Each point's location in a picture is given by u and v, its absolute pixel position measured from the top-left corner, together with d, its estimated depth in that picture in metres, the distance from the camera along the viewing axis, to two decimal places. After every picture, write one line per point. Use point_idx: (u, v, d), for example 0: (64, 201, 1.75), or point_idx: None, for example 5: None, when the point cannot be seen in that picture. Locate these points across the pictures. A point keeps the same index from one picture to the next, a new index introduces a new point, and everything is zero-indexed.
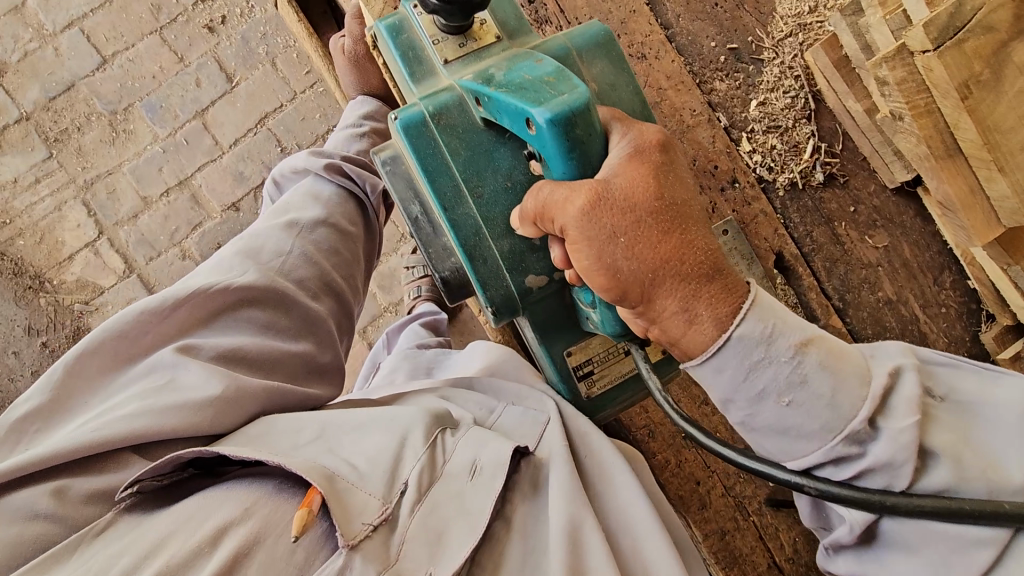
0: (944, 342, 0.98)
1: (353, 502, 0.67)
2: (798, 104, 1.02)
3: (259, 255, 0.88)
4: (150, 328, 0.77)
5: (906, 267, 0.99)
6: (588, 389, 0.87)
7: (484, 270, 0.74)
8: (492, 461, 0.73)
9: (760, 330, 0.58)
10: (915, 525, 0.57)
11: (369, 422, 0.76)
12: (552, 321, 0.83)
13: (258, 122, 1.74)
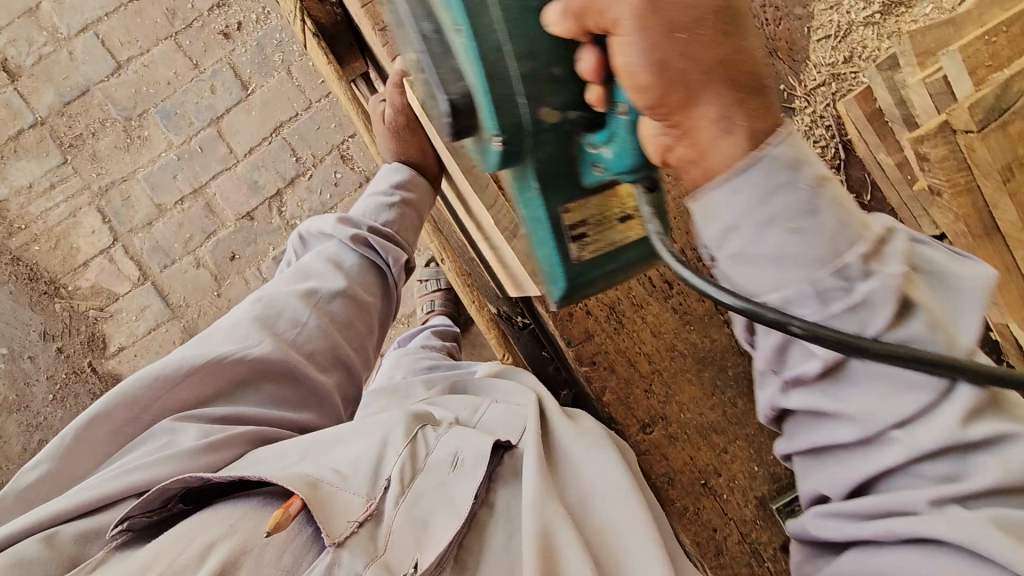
0: None
1: (334, 503, 0.62)
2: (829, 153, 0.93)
3: (275, 324, 0.78)
4: (167, 396, 0.72)
5: None
6: (581, 252, 0.58)
7: (445, 67, 0.53)
8: (475, 451, 0.69)
9: (787, 157, 0.41)
10: (888, 372, 0.42)
11: (348, 433, 0.71)
12: (547, 167, 0.55)
13: (274, 130, 1.73)
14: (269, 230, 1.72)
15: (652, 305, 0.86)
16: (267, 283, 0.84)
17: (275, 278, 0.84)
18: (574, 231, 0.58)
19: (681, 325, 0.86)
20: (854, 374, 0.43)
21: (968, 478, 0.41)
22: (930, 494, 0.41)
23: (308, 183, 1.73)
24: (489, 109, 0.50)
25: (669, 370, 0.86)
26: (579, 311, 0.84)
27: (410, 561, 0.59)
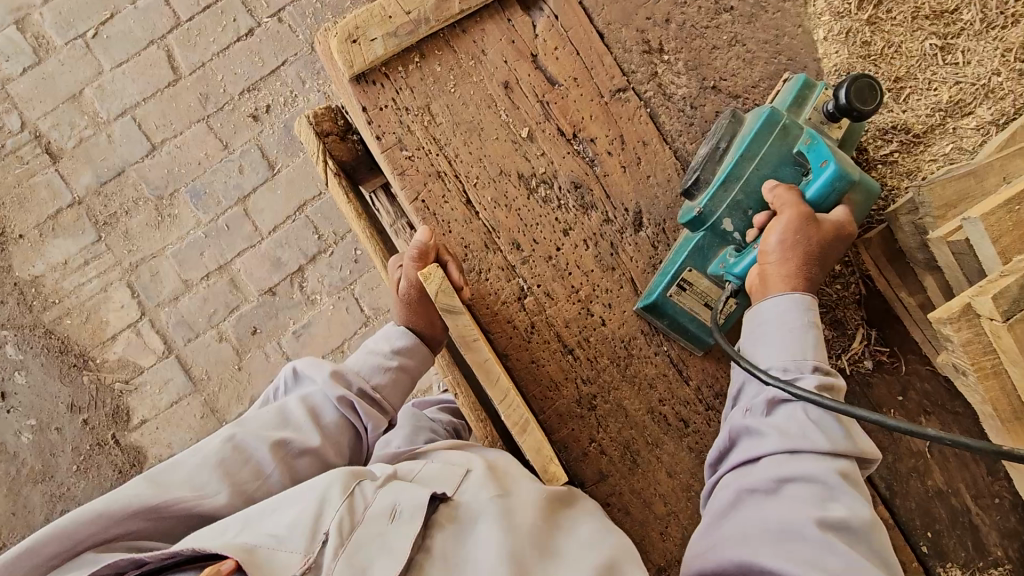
0: (996, 535, 0.88)
1: (271, 564, 0.60)
2: (851, 289, 0.86)
3: (237, 475, 0.70)
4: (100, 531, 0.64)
5: (957, 455, 0.88)
6: (675, 292, 0.79)
7: (727, 194, 0.74)
8: (413, 502, 0.67)
9: (800, 303, 0.68)
10: (801, 425, 0.63)
11: (289, 488, 0.69)
12: (698, 249, 0.77)
13: (298, 209, 1.78)
14: (290, 305, 1.76)
15: (668, 443, 0.84)
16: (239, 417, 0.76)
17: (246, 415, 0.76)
18: (682, 281, 0.79)
19: (697, 464, 0.84)
20: (787, 414, 0.65)
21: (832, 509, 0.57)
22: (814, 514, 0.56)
23: (330, 261, 1.77)
24: (709, 196, 0.75)
25: (686, 511, 0.84)
26: (593, 451, 0.83)
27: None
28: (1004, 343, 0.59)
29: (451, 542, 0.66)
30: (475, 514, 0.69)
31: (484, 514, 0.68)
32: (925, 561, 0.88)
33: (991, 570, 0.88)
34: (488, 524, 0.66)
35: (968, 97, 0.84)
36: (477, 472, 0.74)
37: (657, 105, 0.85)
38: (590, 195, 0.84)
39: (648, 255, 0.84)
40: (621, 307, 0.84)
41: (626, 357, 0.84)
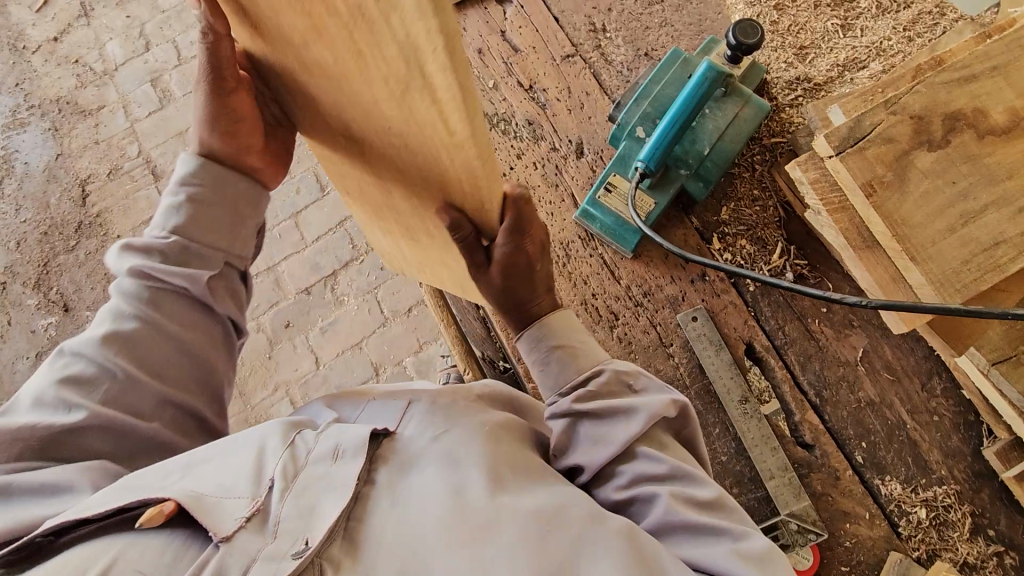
0: (939, 454, 0.86)
1: (215, 508, 0.55)
2: (768, 211, 0.97)
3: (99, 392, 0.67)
4: (14, 437, 0.62)
5: (889, 369, 0.90)
6: (604, 193, 0.95)
7: (639, 106, 0.93)
8: (356, 439, 0.62)
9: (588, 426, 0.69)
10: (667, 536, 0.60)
11: (217, 446, 0.64)
12: (620, 155, 0.94)
13: (339, 223, 2.06)
14: (321, 303, 1.98)
15: (599, 332, 0.94)
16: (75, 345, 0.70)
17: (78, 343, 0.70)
18: (609, 184, 0.95)
19: (625, 353, 0.93)
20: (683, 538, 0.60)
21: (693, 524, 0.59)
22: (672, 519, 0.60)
23: (360, 267, 2.01)
24: (625, 110, 0.94)
25: None
26: None
27: (299, 541, 0.53)
28: (842, 177, 0.69)
29: (396, 472, 0.61)
30: (419, 453, 0.63)
31: (428, 455, 0.63)
32: (861, 472, 0.87)
33: (935, 489, 0.85)
34: (429, 471, 0.60)
35: (862, 56, 0.99)
36: (415, 412, 0.71)
37: (600, 67, 1.06)
38: (541, 130, 1.04)
39: (588, 177, 1.01)
40: (561, 216, 0.99)
41: (564, 257, 0.97)
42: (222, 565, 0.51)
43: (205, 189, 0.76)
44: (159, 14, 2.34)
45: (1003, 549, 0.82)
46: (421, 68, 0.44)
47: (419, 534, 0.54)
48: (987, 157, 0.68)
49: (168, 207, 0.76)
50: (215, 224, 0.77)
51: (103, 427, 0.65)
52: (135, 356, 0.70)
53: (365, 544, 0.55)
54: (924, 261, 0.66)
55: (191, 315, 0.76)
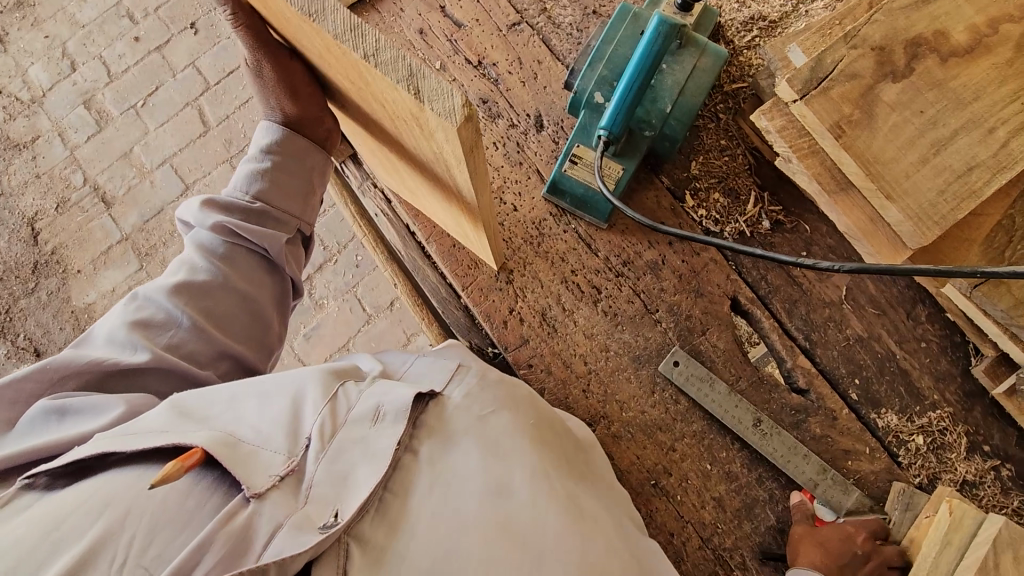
0: (930, 379, 0.87)
1: (250, 459, 0.55)
2: (737, 160, 0.95)
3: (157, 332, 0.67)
4: (86, 367, 0.63)
5: (873, 304, 0.90)
6: (570, 166, 0.92)
7: (594, 68, 0.89)
8: (398, 403, 0.61)
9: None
10: None
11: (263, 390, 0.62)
12: (581, 124, 0.90)
13: None
14: (301, 310, 1.93)
15: (583, 308, 0.92)
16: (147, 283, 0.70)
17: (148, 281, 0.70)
18: (574, 155, 0.91)
19: (613, 325, 0.91)
20: None
21: None
22: None
23: (334, 268, 1.96)
24: (580, 75, 0.90)
25: (605, 370, 0.90)
26: (513, 318, 0.92)
27: (329, 512, 0.53)
28: (810, 121, 0.67)
29: (439, 446, 0.61)
30: (464, 431, 0.63)
31: (473, 434, 0.63)
32: (857, 409, 0.87)
33: (929, 415, 0.86)
34: (471, 454, 0.61)
35: None
36: (464, 371, 0.71)
37: (548, 32, 1.02)
38: (497, 107, 0.99)
39: (552, 150, 0.98)
40: (529, 193, 0.96)
41: (538, 236, 0.94)
42: (249, 526, 0.51)
43: (280, 162, 0.76)
44: (79, 30, 2.20)
45: (999, 462, 0.84)
46: (448, 175, 0.61)
47: (453, 526, 0.55)
48: (953, 80, 0.66)
49: (245, 173, 0.76)
50: (285, 193, 0.77)
51: (166, 369, 0.65)
52: (209, 309, 0.71)
53: (404, 522, 0.55)
54: (900, 197, 0.65)
55: (259, 275, 0.76)
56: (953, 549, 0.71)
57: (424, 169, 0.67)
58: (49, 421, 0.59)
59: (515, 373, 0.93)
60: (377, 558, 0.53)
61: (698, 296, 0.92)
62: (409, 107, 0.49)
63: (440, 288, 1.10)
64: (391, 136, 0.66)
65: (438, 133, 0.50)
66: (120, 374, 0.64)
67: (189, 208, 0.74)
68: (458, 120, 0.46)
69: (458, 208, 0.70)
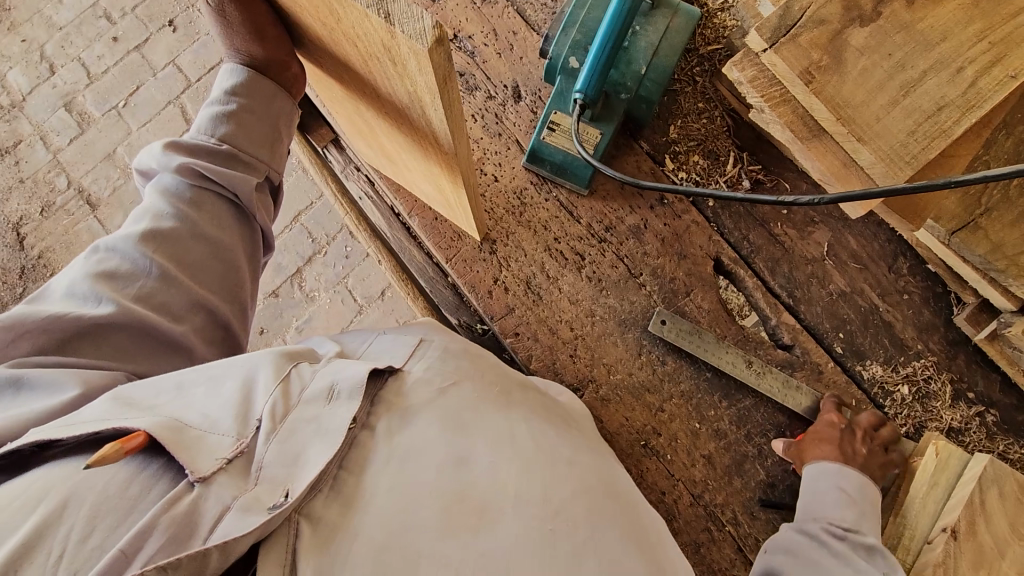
0: (913, 330, 0.88)
1: (192, 443, 0.48)
2: (715, 121, 0.95)
3: (122, 282, 0.59)
4: (38, 325, 0.55)
5: (855, 258, 0.90)
6: (547, 133, 0.92)
7: (567, 35, 0.89)
8: (354, 379, 0.54)
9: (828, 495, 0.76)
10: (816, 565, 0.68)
11: (217, 370, 0.55)
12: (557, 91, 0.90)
13: (293, 219, 1.99)
14: (292, 303, 1.93)
15: (568, 275, 0.92)
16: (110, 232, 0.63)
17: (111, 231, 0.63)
18: (551, 122, 0.91)
19: (598, 290, 0.91)
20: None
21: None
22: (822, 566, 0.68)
23: (324, 260, 1.95)
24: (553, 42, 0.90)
25: (592, 335, 0.90)
26: (498, 288, 0.92)
27: (279, 493, 0.47)
28: (780, 70, 0.68)
29: (398, 420, 0.56)
30: (424, 404, 0.58)
31: (434, 408, 0.57)
32: (842, 362, 0.88)
33: (914, 364, 0.87)
34: (432, 428, 0.55)
35: None
36: (427, 348, 0.67)
37: (523, 3, 1.01)
38: (474, 80, 0.99)
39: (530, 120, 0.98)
40: (509, 164, 0.96)
41: (520, 205, 0.95)
42: (194, 510, 0.44)
43: (246, 104, 0.69)
44: (57, 32, 2.18)
45: (984, 409, 0.85)
46: (423, 117, 0.60)
47: (409, 503, 0.50)
48: (920, 22, 0.66)
49: (208, 116, 0.68)
50: (250, 137, 0.70)
51: (133, 325, 0.57)
52: (177, 257, 0.62)
53: (359, 499, 0.50)
54: (871, 139, 0.65)
55: (229, 220, 0.67)
56: (941, 489, 0.73)
57: (399, 115, 0.66)
58: (1, 395, 0.51)
59: (502, 342, 0.93)
60: (331, 540, 0.47)
61: (681, 259, 0.92)
62: (379, 35, 0.48)
63: (426, 266, 1.10)
64: (363, 82, 0.65)
65: (411, 63, 0.49)
66: (79, 333, 0.56)
67: (151, 153, 0.66)
68: (429, 42, 0.45)
69: (435, 160, 0.70)
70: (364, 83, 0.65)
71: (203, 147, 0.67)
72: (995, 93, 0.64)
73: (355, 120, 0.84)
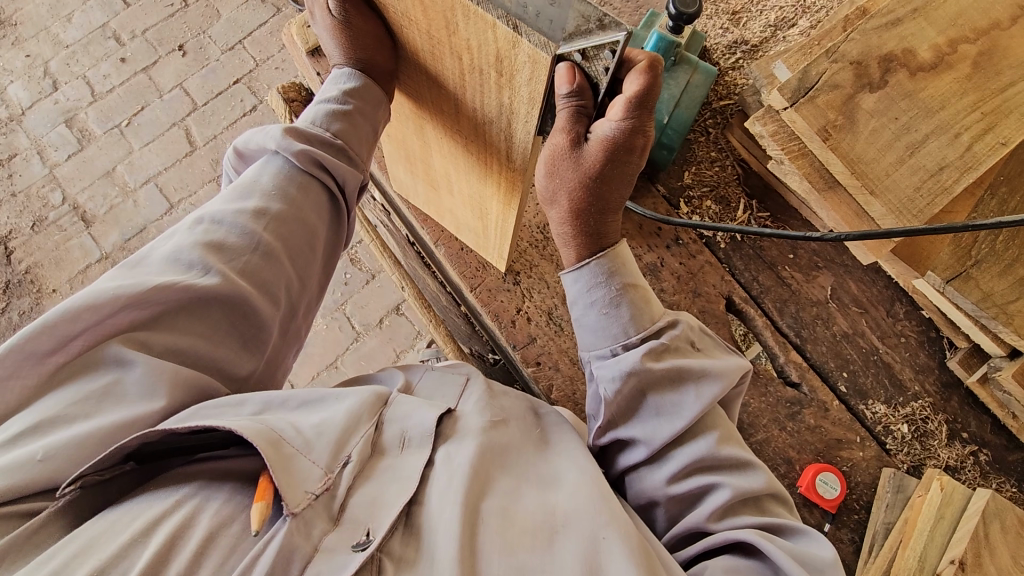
0: (911, 371, 0.93)
1: (292, 466, 0.52)
2: (728, 170, 1.01)
3: (225, 251, 0.63)
4: (145, 296, 0.57)
5: (855, 303, 0.96)
6: None
7: None
8: (424, 427, 0.62)
9: (594, 274, 0.68)
10: (648, 466, 0.63)
11: (312, 397, 0.61)
12: None
13: None
14: None
15: None
16: (207, 204, 0.68)
17: (213, 199, 0.68)
18: None
19: None
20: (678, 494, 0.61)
21: (685, 480, 0.61)
22: (667, 477, 0.61)
23: None
24: None
25: None
26: (520, 317, 0.95)
27: (361, 532, 0.52)
28: (799, 126, 0.74)
29: (453, 447, 0.60)
30: (478, 433, 0.62)
31: (486, 439, 0.62)
32: (847, 401, 0.92)
33: (913, 405, 0.91)
34: (495, 465, 0.60)
35: (790, 15, 1.04)
36: (475, 385, 0.71)
37: None
38: None
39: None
40: (532, 200, 1.01)
41: (543, 240, 0.99)
42: (289, 548, 0.48)
43: (358, 107, 0.74)
44: (64, 49, 2.19)
45: (977, 448, 0.90)
46: (505, 131, 0.66)
47: (479, 525, 0.54)
48: (921, 91, 0.74)
49: (322, 112, 0.75)
50: (357, 137, 0.75)
51: (231, 298, 0.61)
52: (280, 236, 0.67)
53: (427, 533, 0.54)
54: (882, 193, 0.72)
55: (317, 207, 0.72)
56: (947, 521, 0.79)
57: (472, 130, 0.71)
58: (108, 376, 0.55)
59: (522, 371, 0.95)
60: (410, 567, 0.51)
61: (695, 296, 0.97)
62: (497, 46, 0.54)
63: (441, 295, 1.12)
64: (445, 101, 0.71)
65: (521, 74, 0.56)
66: (177, 303, 0.59)
67: (269, 135, 0.71)
68: (553, 56, 0.51)
69: (495, 178, 0.76)
70: (449, 101, 0.70)
71: (318, 138, 0.73)
72: (989, 157, 0.72)
73: (410, 142, 0.89)
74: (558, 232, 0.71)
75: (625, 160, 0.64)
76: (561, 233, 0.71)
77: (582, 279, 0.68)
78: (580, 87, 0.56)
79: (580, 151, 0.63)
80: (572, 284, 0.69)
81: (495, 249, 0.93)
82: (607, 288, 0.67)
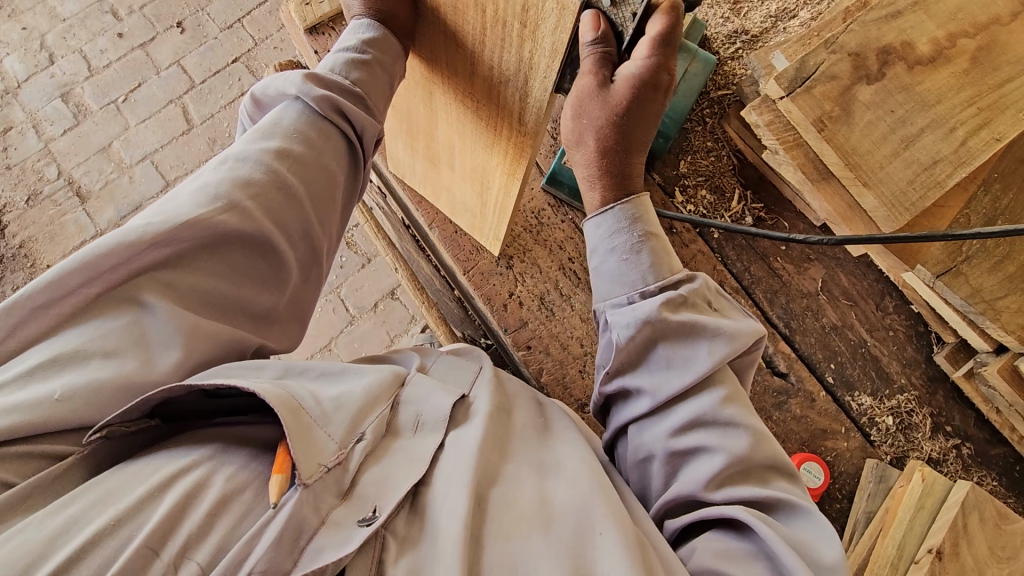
0: (898, 364, 0.94)
1: (311, 438, 0.53)
2: (724, 160, 1.01)
3: (248, 189, 0.62)
4: (166, 236, 0.57)
5: (846, 295, 0.97)
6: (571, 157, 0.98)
7: None
8: (438, 411, 0.63)
9: (615, 220, 0.68)
10: (652, 422, 0.63)
11: (331, 369, 0.62)
12: None
13: None
14: None
15: (580, 294, 0.96)
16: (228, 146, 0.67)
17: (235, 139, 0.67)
18: None
19: None
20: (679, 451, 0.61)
21: (687, 438, 0.61)
22: (666, 435, 0.62)
23: None
24: None
25: None
26: (513, 301, 0.96)
27: (367, 509, 0.53)
28: (795, 116, 0.74)
29: (461, 432, 0.62)
30: (487, 418, 0.63)
31: (492, 423, 0.63)
32: (833, 392, 0.93)
33: (899, 398, 0.92)
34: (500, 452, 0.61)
35: (791, 6, 1.03)
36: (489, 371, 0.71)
37: None
38: None
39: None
40: (528, 184, 1.01)
41: (537, 225, 0.99)
42: (299, 521, 0.49)
43: (378, 57, 0.73)
44: (60, 23, 2.17)
45: (960, 442, 0.91)
46: (520, 90, 0.67)
47: (478, 510, 0.55)
48: (918, 85, 0.74)
49: (341, 60, 0.74)
50: (376, 88, 0.74)
51: (252, 236, 0.61)
52: (301, 176, 0.66)
53: (430, 513, 0.55)
54: (875, 185, 0.72)
55: (337, 157, 0.71)
56: (927, 512, 0.81)
57: (485, 94, 0.72)
58: (126, 318, 0.55)
59: (512, 355, 0.96)
60: (412, 547, 0.53)
61: None
62: None
63: (435, 278, 1.12)
64: (461, 58, 0.71)
65: (547, 23, 0.58)
66: (197, 243, 0.59)
67: (289, 80, 0.70)
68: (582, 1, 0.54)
69: (503, 145, 0.76)
70: (466, 59, 0.70)
71: (335, 86, 0.72)
72: (983, 152, 0.73)
73: (417, 109, 0.88)
74: (585, 172, 0.71)
75: (649, 100, 0.66)
76: (586, 179, 0.71)
77: (602, 229, 0.69)
78: (606, 34, 0.61)
79: (607, 93, 0.64)
80: (592, 229, 0.70)
81: (492, 229, 0.93)
82: (629, 233, 0.67)
